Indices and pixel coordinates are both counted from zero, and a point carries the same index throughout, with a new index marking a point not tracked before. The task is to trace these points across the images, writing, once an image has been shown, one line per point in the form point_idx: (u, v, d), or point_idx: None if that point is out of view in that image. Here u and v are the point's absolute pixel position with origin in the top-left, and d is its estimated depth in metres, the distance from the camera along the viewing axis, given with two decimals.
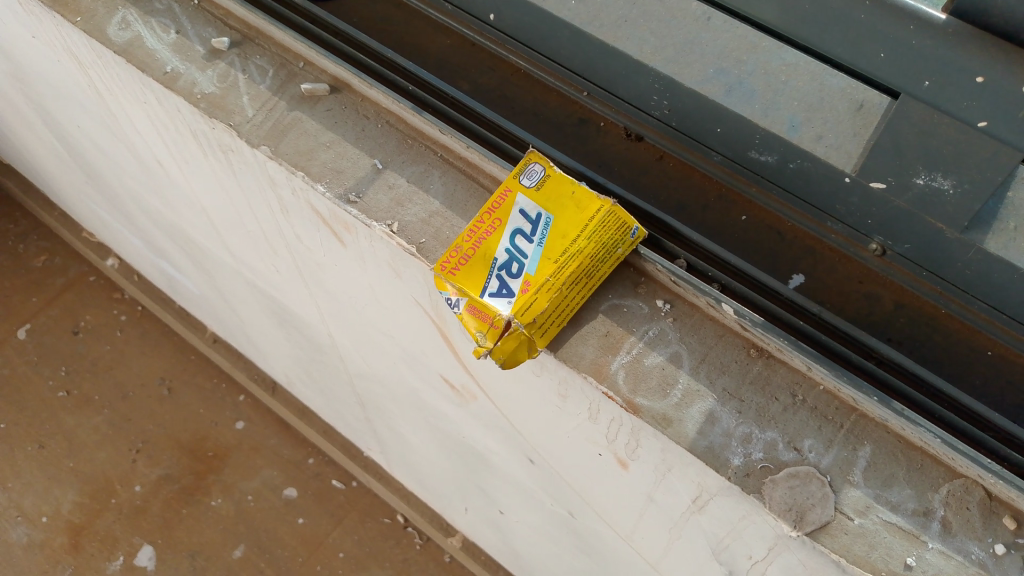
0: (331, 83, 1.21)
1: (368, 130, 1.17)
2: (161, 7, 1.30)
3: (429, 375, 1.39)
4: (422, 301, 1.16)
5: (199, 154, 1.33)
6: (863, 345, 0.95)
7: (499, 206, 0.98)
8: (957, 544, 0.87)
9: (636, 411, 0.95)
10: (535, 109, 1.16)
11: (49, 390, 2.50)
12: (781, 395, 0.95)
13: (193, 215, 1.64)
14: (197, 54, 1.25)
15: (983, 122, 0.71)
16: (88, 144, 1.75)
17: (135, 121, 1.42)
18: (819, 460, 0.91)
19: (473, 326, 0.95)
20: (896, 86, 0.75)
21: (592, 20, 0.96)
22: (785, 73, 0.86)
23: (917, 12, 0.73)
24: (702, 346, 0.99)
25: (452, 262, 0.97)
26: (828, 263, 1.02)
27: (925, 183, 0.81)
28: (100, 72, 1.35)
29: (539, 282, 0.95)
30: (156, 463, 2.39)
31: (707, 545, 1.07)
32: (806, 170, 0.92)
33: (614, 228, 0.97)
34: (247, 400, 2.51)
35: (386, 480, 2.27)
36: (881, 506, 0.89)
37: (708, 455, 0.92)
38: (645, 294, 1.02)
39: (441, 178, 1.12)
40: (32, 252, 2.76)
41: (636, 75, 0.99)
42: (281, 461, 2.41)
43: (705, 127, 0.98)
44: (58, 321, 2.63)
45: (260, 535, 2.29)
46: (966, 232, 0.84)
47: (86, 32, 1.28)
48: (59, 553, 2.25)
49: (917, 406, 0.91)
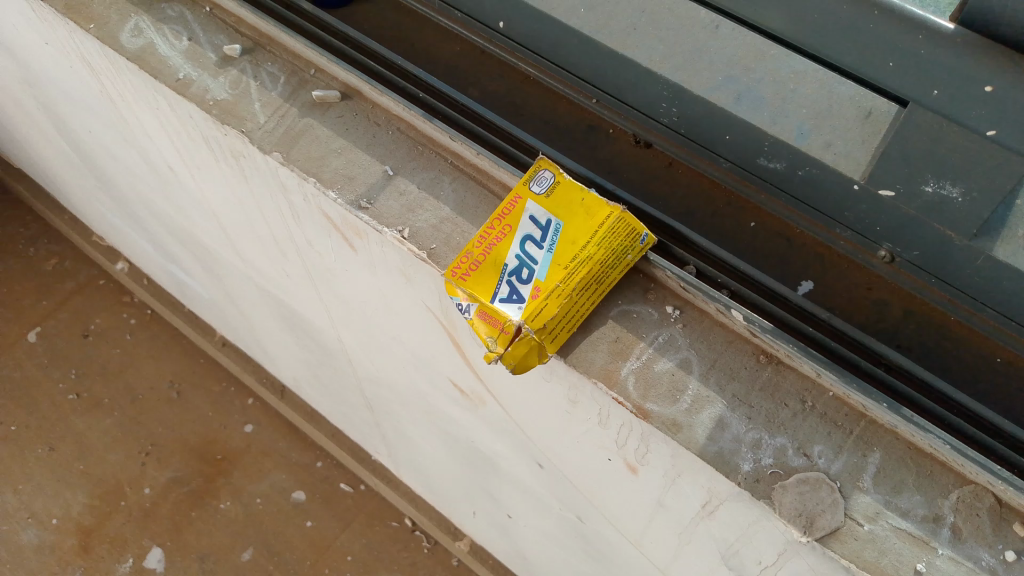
0: (342, 90, 1.22)
1: (378, 137, 1.18)
2: (173, 15, 1.32)
3: (438, 380, 1.40)
4: (432, 306, 1.17)
5: (211, 160, 1.34)
6: (872, 351, 0.96)
7: (509, 212, 0.99)
8: (968, 550, 0.87)
9: (646, 416, 0.96)
10: (544, 116, 1.16)
11: (60, 393, 2.52)
12: (791, 401, 0.95)
13: (204, 221, 1.66)
14: (209, 61, 1.26)
15: (991, 132, 0.72)
16: (100, 150, 1.77)
17: (147, 127, 1.43)
18: (829, 466, 0.92)
19: (484, 331, 0.96)
20: (903, 94, 0.75)
21: (602, 27, 0.97)
22: (793, 82, 0.87)
23: (926, 22, 0.73)
24: (711, 353, 0.99)
25: (463, 268, 0.98)
26: (836, 269, 1.02)
27: (934, 191, 0.81)
28: (113, 79, 1.37)
29: (550, 289, 0.96)
30: (165, 466, 2.41)
31: (716, 550, 1.07)
32: (815, 178, 0.92)
33: (624, 235, 0.98)
34: (255, 403, 2.52)
35: (394, 483, 2.28)
36: (891, 512, 0.89)
37: (717, 461, 0.93)
38: (655, 300, 1.03)
39: (451, 185, 1.13)
40: (42, 256, 2.78)
41: (646, 82, 0.99)
42: (289, 465, 2.42)
43: (714, 134, 0.99)
44: (68, 324, 2.65)
45: (268, 538, 2.30)
46: (975, 239, 0.84)
47: (99, 39, 1.29)
48: (69, 556, 2.26)
49: (926, 412, 0.92)
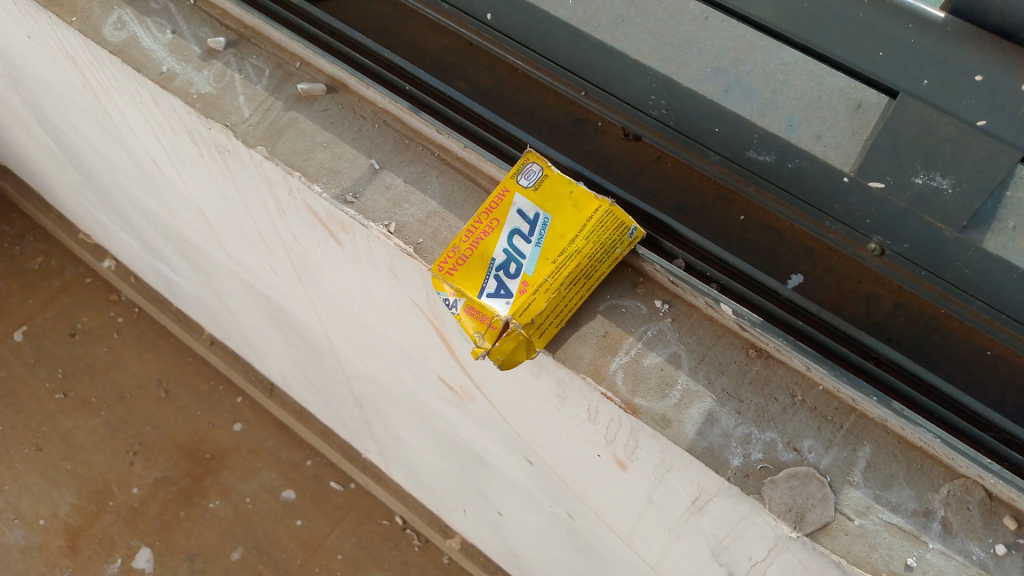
0: (327, 83, 1.20)
1: (364, 130, 1.17)
2: (157, 7, 1.30)
3: (427, 376, 1.38)
4: (420, 301, 1.16)
5: (196, 155, 1.33)
6: (862, 345, 0.95)
7: (497, 206, 0.97)
8: (958, 544, 0.86)
9: (635, 411, 0.95)
10: (533, 109, 1.15)
11: (47, 392, 2.49)
12: (781, 395, 0.95)
13: (190, 217, 1.64)
14: (193, 54, 1.24)
15: (981, 122, 0.71)
16: (84, 146, 1.75)
17: (131, 121, 1.41)
18: (819, 461, 0.91)
19: (471, 326, 0.95)
20: (893, 86, 0.75)
21: (589, 18, 0.95)
22: (783, 73, 0.85)
23: (916, 10, 0.72)
24: (701, 347, 0.98)
25: (450, 262, 0.96)
26: (826, 263, 1.02)
27: (924, 182, 0.80)
28: (96, 72, 1.35)
29: (538, 283, 0.94)
30: (154, 465, 2.39)
31: (707, 546, 1.06)
32: (805, 170, 0.91)
33: (613, 228, 0.97)
34: (245, 402, 2.50)
35: (384, 481, 2.26)
36: (882, 506, 0.88)
37: (708, 456, 0.92)
38: (644, 294, 1.02)
39: (439, 178, 1.12)
40: (28, 254, 2.76)
41: (634, 75, 0.98)
42: (279, 463, 2.40)
43: (703, 126, 0.97)
44: (55, 323, 2.62)
45: (259, 537, 2.28)
46: (964, 232, 0.83)
47: (81, 32, 1.27)
48: (57, 556, 2.24)
49: (916, 406, 0.91)
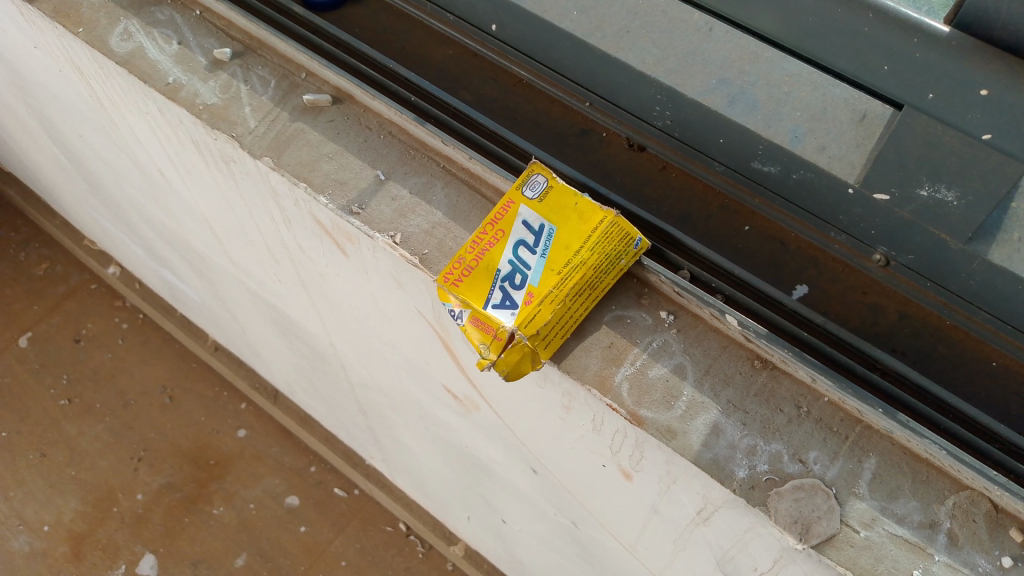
0: (333, 94, 1.21)
1: (370, 141, 1.17)
2: (163, 18, 1.30)
3: (431, 385, 1.38)
4: (425, 312, 1.16)
5: (201, 165, 1.33)
6: (867, 356, 0.95)
7: (502, 217, 0.98)
8: (964, 556, 0.86)
9: (640, 423, 0.95)
10: (537, 119, 1.16)
11: (52, 398, 2.50)
12: (786, 406, 0.95)
13: (194, 224, 1.64)
14: (199, 65, 1.25)
15: (987, 135, 0.71)
16: (90, 155, 1.76)
17: (137, 130, 1.42)
18: (824, 473, 0.91)
19: (477, 337, 0.95)
20: (897, 98, 0.74)
21: (593, 31, 0.96)
22: (787, 84, 0.85)
23: (920, 24, 0.73)
24: (706, 358, 0.98)
25: (455, 274, 0.97)
26: (831, 273, 1.02)
27: (929, 194, 0.80)
28: (102, 82, 1.35)
29: (543, 294, 0.94)
30: (158, 471, 2.39)
31: (712, 556, 1.06)
32: (810, 181, 0.91)
33: (618, 239, 0.97)
34: (249, 408, 2.51)
35: (388, 487, 2.27)
36: (888, 518, 0.88)
37: (713, 468, 0.92)
38: (649, 305, 1.02)
39: (443, 189, 1.12)
40: (33, 260, 2.76)
41: (639, 86, 0.99)
42: (283, 469, 2.41)
43: (707, 137, 0.98)
44: (60, 329, 2.63)
45: (263, 543, 2.29)
46: (970, 243, 0.83)
47: (88, 43, 1.28)
48: (61, 563, 2.24)
49: (921, 417, 0.91)
